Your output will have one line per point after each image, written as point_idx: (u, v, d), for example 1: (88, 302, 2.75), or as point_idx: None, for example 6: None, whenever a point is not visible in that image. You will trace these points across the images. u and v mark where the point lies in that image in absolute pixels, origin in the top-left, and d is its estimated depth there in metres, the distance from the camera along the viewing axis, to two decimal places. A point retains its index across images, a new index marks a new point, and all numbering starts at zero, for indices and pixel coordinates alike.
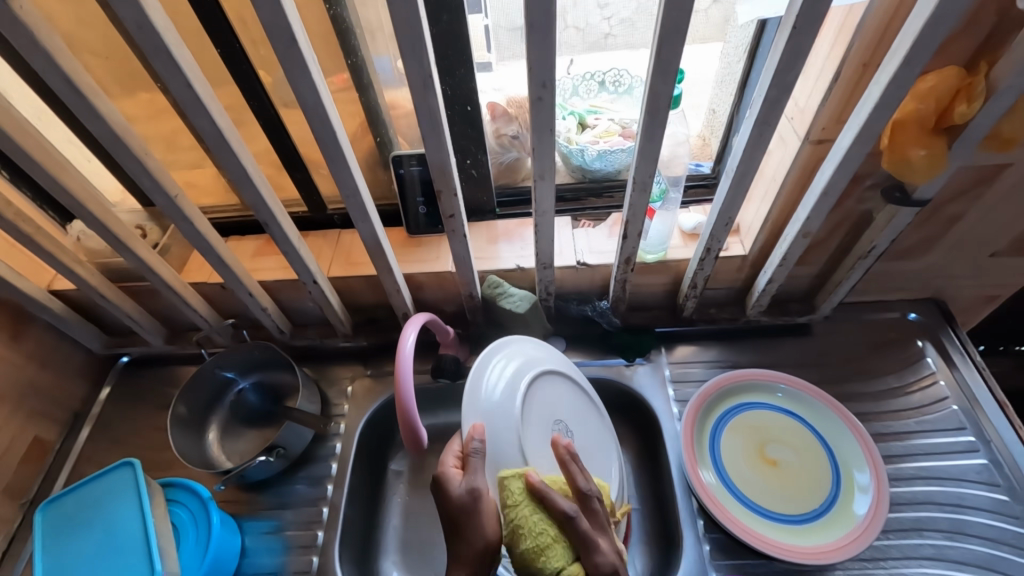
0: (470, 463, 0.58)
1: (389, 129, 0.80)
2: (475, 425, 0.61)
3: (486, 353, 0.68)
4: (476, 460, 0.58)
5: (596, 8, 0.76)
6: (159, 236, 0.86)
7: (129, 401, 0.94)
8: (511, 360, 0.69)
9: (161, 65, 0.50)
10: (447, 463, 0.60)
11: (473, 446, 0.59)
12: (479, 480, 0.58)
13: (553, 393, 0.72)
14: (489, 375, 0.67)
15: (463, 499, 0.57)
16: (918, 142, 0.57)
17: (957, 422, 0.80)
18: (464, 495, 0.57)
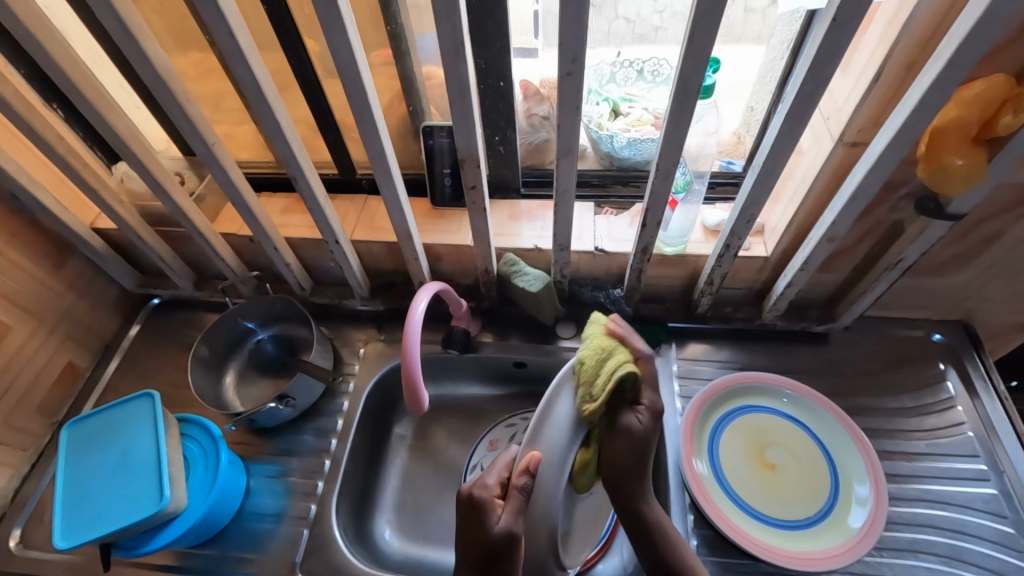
0: (511, 497, 0.61)
1: (422, 99, 0.81)
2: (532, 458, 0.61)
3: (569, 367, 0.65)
4: (518, 496, 0.61)
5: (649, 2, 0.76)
6: (196, 184, 0.90)
7: (156, 340, 0.99)
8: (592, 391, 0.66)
9: (208, 13, 0.52)
10: (488, 493, 0.62)
11: (520, 480, 0.61)
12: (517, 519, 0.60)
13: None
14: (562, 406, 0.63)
15: (497, 537, 0.59)
16: (957, 151, 0.55)
17: (971, 449, 0.78)
18: (501, 533, 0.59)
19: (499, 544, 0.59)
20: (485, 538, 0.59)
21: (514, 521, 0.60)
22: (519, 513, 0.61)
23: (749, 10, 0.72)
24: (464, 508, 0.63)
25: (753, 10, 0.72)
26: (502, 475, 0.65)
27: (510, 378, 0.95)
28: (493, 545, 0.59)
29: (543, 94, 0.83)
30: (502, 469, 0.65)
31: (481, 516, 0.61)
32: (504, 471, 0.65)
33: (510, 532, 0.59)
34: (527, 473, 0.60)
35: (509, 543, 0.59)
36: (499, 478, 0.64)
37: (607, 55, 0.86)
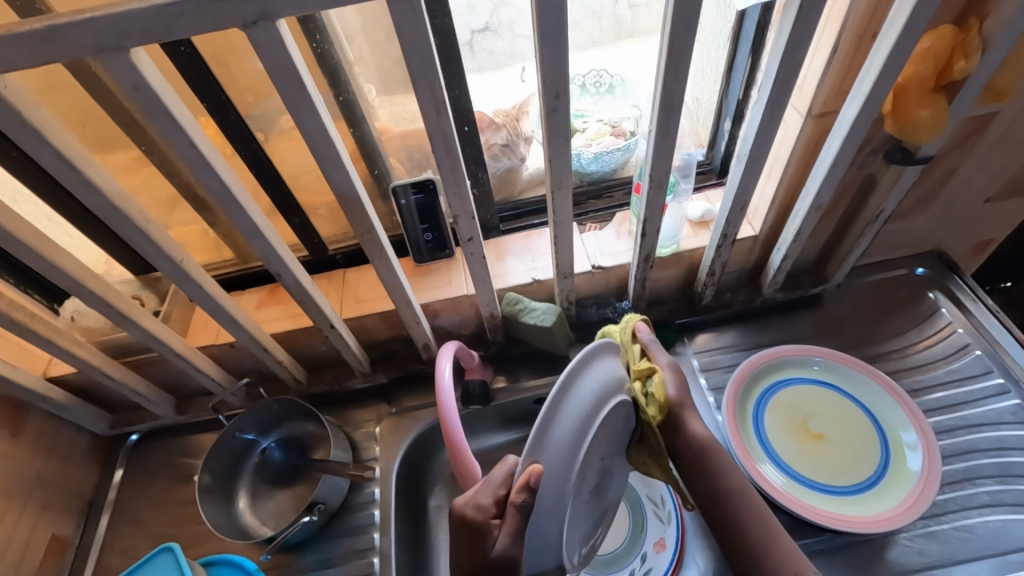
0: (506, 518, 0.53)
1: (384, 158, 0.77)
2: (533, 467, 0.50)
3: (583, 365, 0.51)
4: (514, 516, 0.52)
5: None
6: (157, 303, 0.82)
7: (145, 480, 0.88)
8: (602, 387, 0.52)
9: (162, 126, 0.48)
10: (481, 515, 0.55)
11: (518, 497, 0.50)
12: (514, 542, 0.52)
13: (619, 423, 0.57)
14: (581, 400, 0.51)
15: (493, 562, 0.52)
16: (921, 103, 0.59)
17: (984, 366, 0.81)
18: (497, 558, 0.52)
19: (497, 568, 0.52)
20: (482, 565, 0.53)
21: (511, 544, 0.52)
22: (517, 534, 0.52)
23: (633, 6, 0.74)
24: (459, 526, 0.57)
25: (636, 4, 0.74)
26: (498, 493, 0.57)
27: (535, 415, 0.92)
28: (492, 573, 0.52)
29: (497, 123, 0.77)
30: (502, 482, 0.58)
31: (477, 540, 0.54)
32: (500, 488, 0.57)
33: (506, 556, 0.52)
34: (525, 490, 0.50)
35: (508, 568, 0.52)
36: (495, 496, 0.57)
37: (512, 74, 0.77)
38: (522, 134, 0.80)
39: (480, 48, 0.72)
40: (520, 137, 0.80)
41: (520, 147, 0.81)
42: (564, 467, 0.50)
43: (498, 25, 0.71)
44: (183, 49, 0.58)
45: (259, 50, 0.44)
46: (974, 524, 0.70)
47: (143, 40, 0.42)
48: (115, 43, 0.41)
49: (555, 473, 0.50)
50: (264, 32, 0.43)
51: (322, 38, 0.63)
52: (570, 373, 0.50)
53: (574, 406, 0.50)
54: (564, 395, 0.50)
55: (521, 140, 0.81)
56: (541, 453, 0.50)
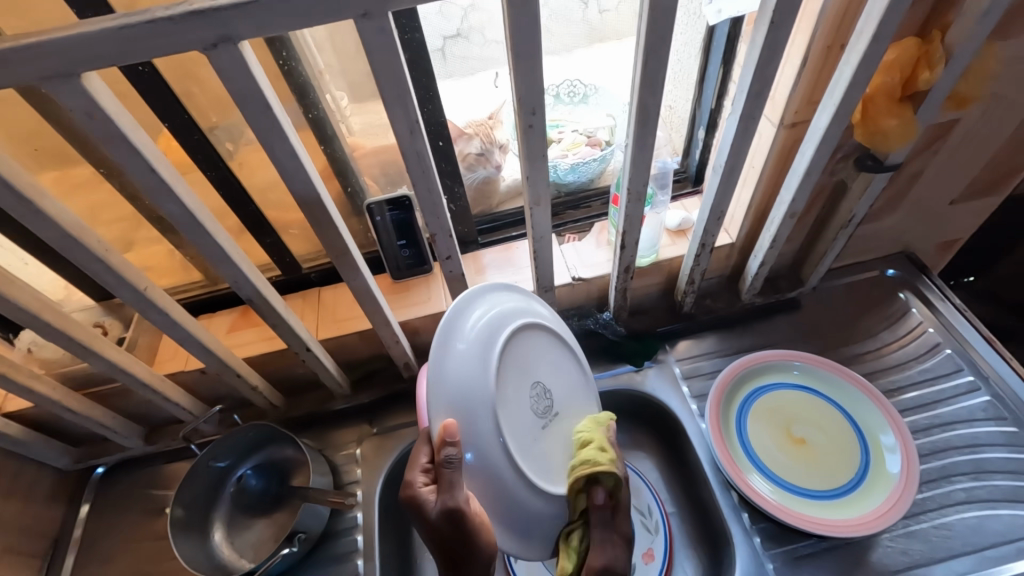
0: (440, 477, 0.52)
1: (358, 175, 0.76)
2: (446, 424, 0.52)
3: (454, 309, 0.58)
4: (448, 473, 0.52)
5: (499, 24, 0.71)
6: (121, 330, 0.77)
7: (114, 515, 0.84)
8: (479, 318, 0.59)
9: (119, 153, 0.45)
10: (415, 484, 0.54)
11: (445, 455, 0.52)
12: (455, 494, 0.52)
13: (520, 345, 0.62)
14: (464, 333, 0.57)
15: (440, 522, 0.52)
16: (888, 112, 0.60)
17: (955, 365, 0.84)
18: (442, 516, 0.52)
19: (446, 525, 0.52)
20: (433, 532, 0.52)
21: (452, 497, 0.52)
22: (454, 487, 0.52)
23: (603, 11, 0.73)
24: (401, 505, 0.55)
25: (605, 10, 0.73)
26: (424, 461, 0.55)
27: None
28: (444, 531, 0.52)
29: (467, 133, 0.76)
30: (425, 450, 0.56)
31: (419, 512, 0.53)
32: (424, 456, 0.55)
33: (450, 511, 0.51)
34: (448, 444, 0.52)
35: (456, 522, 0.52)
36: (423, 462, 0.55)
37: (486, 81, 0.77)
38: (495, 143, 0.79)
39: (452, 53, 0.70)
40: (494, 145, 0.78)
41: (494, 156, 0.79)
42: (469, 394, 0.54)
43: (470, 30, 0.69)
44: (141, 69, 0.55)
45: (222, 72, 0.42)
46: (953, 522, 0.72)
47: (96, 64, 0.40)
48: (65, 68, 0.39)
49: (464, 406, 0.54)
50: (226, 54, 0.41)
51: (289, 54, 0.61)
52: (444, 318, 0.57)
53: (458, 342, 0.57)
54: (445, 335, 0.57)
55: (495, 149, 0.79)
56: (446, 389, 0.54)
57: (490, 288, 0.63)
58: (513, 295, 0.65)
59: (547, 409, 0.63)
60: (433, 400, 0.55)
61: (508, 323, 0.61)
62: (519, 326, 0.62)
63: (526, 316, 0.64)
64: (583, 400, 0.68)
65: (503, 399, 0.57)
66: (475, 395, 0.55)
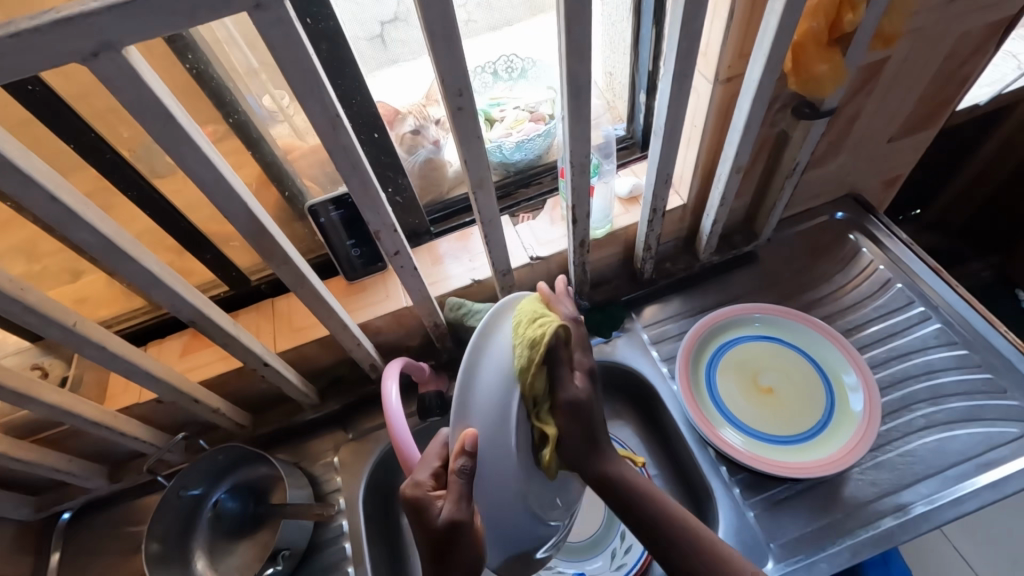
0: (451, 484, 0.50)
1: (295, 178, 0.72)
2: (465, 431, 0.50)
3: (487, 325, 0.55)
4: (459, 482, 0.50)
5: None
6: (63, 369, 0.73)
7: (87, 560, 0.81)
8: (510, 340, 0.57)
9: (12, 184, 0.41)
10: (421, 487, 0.52)
11: (459, 464, 0.50)
12: (462, 507, 0.50)
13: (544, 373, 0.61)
14: (498, 357, 0.55)
15: (441, 530, 0.50)
16: (818, 57, 0.60)
17: (906, 298, 0.87)
18: (445, 526, 0.50)
19: (446, 536, 0.50)
20: (432, 539, 0.50)
21: (458, 509, 0.50)
22: (463, 499, 0.51)
23: None
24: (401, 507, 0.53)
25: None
26: (436, 465, 0.53)
27: None
28: (446, 541, 0.50)
29: (404, 113, 0.75)
30: (437, 454, 0.54)
31: (421, 517, 0.51)
32: (437, 459, 0.54)
33: (453, 521, 0.50)
34: (465, 454, 0.50)
35: (457, 534, 0.50)
36: (434, 466, 0.53)
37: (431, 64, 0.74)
38: (430, 118, 0.78)
39: (393, 38, 0.68)
40: (429, 121, 0.77)
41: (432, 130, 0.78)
42: (499, 422, 0.53)
43: (407, 13, 0.65)
44: (30, 88, 0.51)
45: (110, 84, 0.38)
46: (916, 448, 0.75)
47: None
48: None
49: (490, 427, 0.52)
50: (110, 64, 0.37)
51: (196, 57, 0.56)
52: (477, 334, 0.54)
53: (492, 362, 0.54)
54: (476, 353, 0.54)
55: (430, 124, 0.78)
56: (474, 410, 0.52)
57: (520, 307, 0.60)
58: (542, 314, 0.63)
59: None
60: (456, 418, 0.52)
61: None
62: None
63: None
64: None
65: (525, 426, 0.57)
66: (503, 419, 0.53)
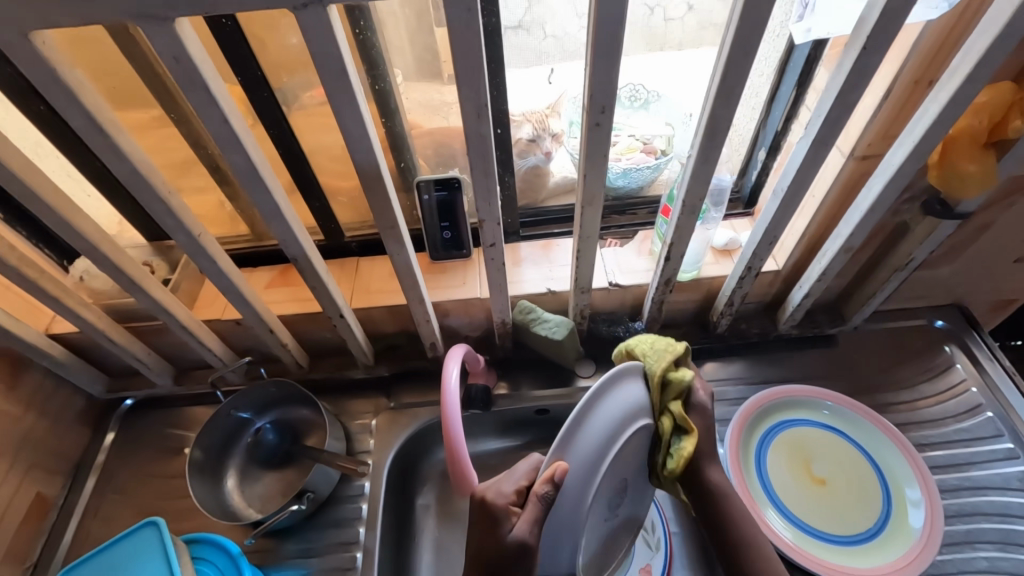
0: (528, 506, 0.54)
1: (412, 153, 0.76)
2: (557, 464, 0.53)
3: (608, 379, 0.54)
4: (537, 505, 0.53)
5: (574, 15, 0.68)
6: (168, 271, 0.81)
7: (136, 448, 0.88)
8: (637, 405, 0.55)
9: (198, 100, 0.47)
10: (502, 500, 0.57)
11: (541, 490, 0.53)
12: (532, 528, 0.53)
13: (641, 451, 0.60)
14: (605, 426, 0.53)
15: (510, 546, 0.53)
16: (969, 157, 0.58)
17: (994, 429, 0.79)
18: (513, 542, 0.53)
19: (512, 552, 0.53)
20: (496, 547, 0.54)
21: (529, 531, 0.53)
22: (536, 524, 0.53)
23: (668, 19, 0.71)
24: (475, 508, 0.58)
25: (671, 18, 0.71)
26: (522, 482, 0.58)
27: (532, 424, 0.89)
28: (508, 555, 0.53)
29: (519, 120, 0.75)
30: (526, 474, 0.59)
31: (493, 523, 0.56)
32: (523, 478, 0.59)
33: (523, 541, 0.53)
34: (550, 483, 0.52)
35: (523, 554, 0.53)
36: (518, 484, 0.58)
37: (539, 75, 0.74)
38: (549, 131, 0.77)
39: (513, 45, 0.68)
40: (548, 134, 0.77)
41: (548, 143, 0.78)
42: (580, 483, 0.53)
43: (531, 23, 0.67)
44: (224, 21, 0.57)
45: (306, 34, 0.43)
46: None
47: (189, 11, 0.41)
48: (160, 12, 0.40)
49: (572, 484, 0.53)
50: (312, 17, 0.42)
51: (366, 24, 0.61)
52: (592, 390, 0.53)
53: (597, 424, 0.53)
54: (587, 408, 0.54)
55: (547, 137, 0.77)
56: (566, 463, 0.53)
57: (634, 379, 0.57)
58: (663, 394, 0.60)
59: (618, 504, 0.62)
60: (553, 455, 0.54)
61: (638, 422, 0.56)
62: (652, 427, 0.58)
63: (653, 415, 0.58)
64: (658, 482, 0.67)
65: (600, 495, 0.57)
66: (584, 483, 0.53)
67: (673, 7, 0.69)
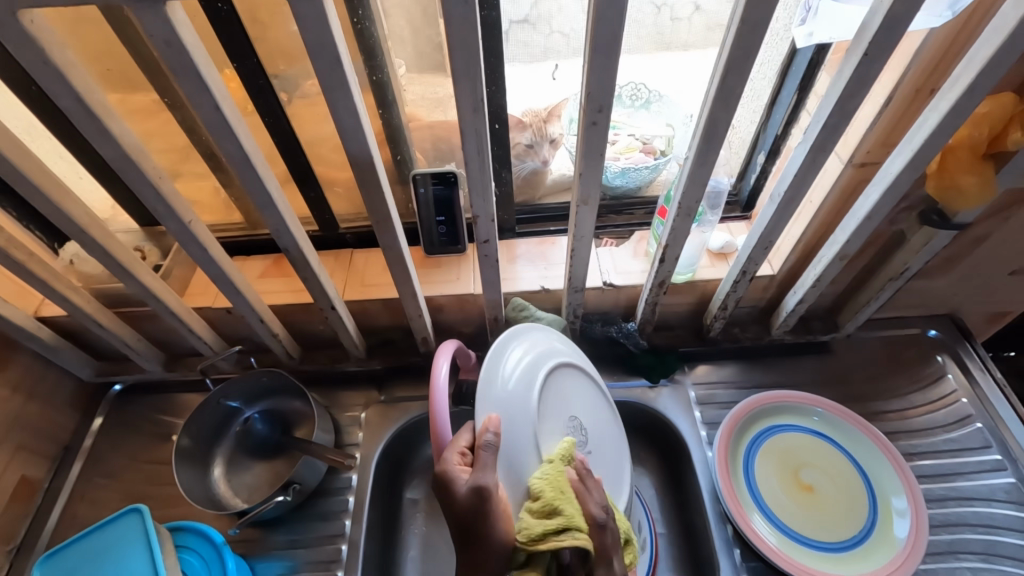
0: (477, 457, 0.53)
1: (409, 146, 0.75)
2: (489, 417, 0.56)
3: (500, 342, 0.64)
4: (486, 453, 0.53)
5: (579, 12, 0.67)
6: (159, 257, 0.80)
7: (123, 433, 0.87)
8: (525, 351, 0.64)
9: (190, 86, 0.46)
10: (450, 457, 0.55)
11: (485, 438, 0.54)
12: (487, 476, 0.52)
13: (563, 385, 0.67)
14: (510, 364, 0.62)
15: (466, 500, 0.51)
16: (969, 170, 0.58)
17: (983, 440, 0.80)
18: (468, 494, 0.51)
19: (469, 502, 0.51)
20: (456, 508, 0.52)
21: (483, 476, 0.52)
22: (489, 469, 0.52)
23: (676, 18, 0.69)
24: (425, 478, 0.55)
25: (679, 18, 0.69)
26: (464, 445, 0.56)
27: None
28: (468, 509, 0.51)
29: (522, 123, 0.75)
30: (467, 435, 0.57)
31: (444, 488, 0.53)
32: (465, 441, 0.56)
33: (477, 488, 0.51)
34: (491, 428, 0.54)
35: (482, 499, 0.51)
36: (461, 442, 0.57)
37: (543, 71, 0.74)
38: (547, 136, 0.77)
39: (515, 40, 0.67)
40: (546, 141, 0.77)
41: (544, 151, 0.78)
42: (514, 408, 0.59)
43: (538, 18, 0.66)
44: (220, 5, 0.56)
45: (301, 22, 0.42)
46: None
47: None
48: None
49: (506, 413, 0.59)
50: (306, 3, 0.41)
51: (365, 14, 0.61)
52: (494, 345, 0.63)
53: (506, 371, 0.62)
54: (494, 358, 0.62)
55: (545, 143, 0.77)
56: (492, 401, 0.59)
57: (528, 332, 0.68)
58: (557, 338, 0.70)
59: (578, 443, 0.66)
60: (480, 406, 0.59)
61: (544, 360, 0.65)
62: (559, 362, 0.67)
63: (557, 355, 0.68)
64: (607, 426, 0.71)
65: (543, 428, 0.61)
66: (519, 409, 0.59)
67: (680, 7, 0.68)
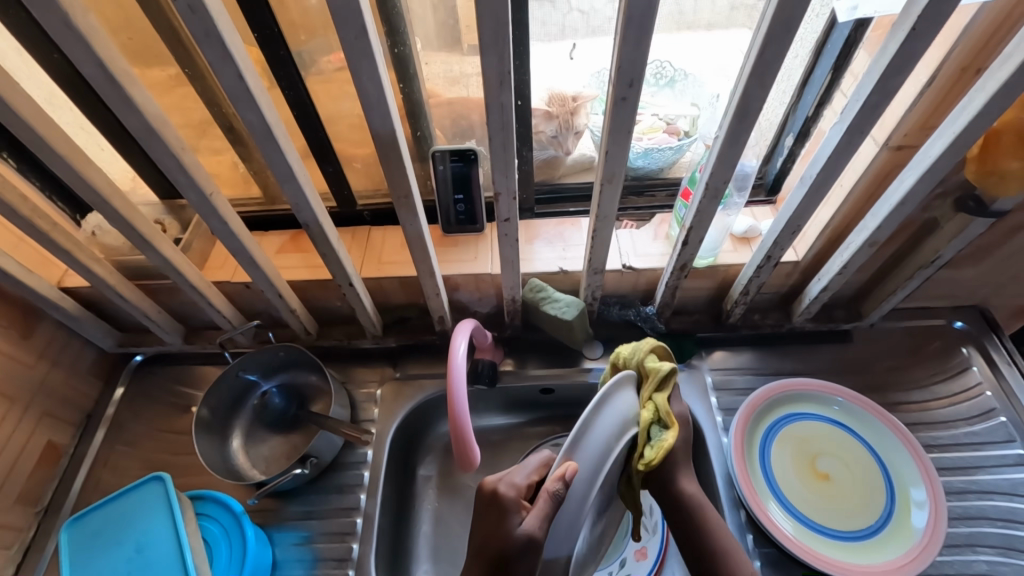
0: (539, 500, 0.54)
1: (429, 122, 0.74)
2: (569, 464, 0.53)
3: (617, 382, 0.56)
4: (546, 501, 0.54)
5: None
6: (179, 231, 0.81)
7: (144, 403, 0.89)
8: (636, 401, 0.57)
9: (214, 55, 0.45)
10: (514, 493, 0.58)
11: (552, 486, 0.53)
12: (539, 521, 0.54)
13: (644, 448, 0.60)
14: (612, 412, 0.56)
15: (517, 540, 0.54)
16: (1013, 154, 0.56)
17: (1006, 434, 0.78)
18: (521, 536, 0.54)
19: (518, 545, 0.53)
20: (503, 538, 0.54)
21: (538, 527, 0.54)
22: (547, 520, 0.54)
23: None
24: (484, 498, 0.59)
25: None
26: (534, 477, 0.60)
27: (537, 404, 0.89)
28: (512, 545, 0.54)
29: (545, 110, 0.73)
30: (536, 470, 0.61)
31: (501, 514, 0.57)
32: (534, 473, 0.61)
33: (530, 536, 0.53)
34: (562, 481, 0.53)
35: (529, 549, 0.53)
36: (528, 479, 0.60)
37: (561, 50, 0.71)
38: (573, 129, 0.76)
39: (535, 18, 0.65)
40: (571, 132, 0.77)
41: (568, 141, 0.78)
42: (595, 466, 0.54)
43: None
44: None
45: None
46: None
47: None
48: None
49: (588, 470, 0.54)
50: None
51: None
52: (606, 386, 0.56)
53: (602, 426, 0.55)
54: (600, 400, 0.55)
55: (570, 135, 0.77)
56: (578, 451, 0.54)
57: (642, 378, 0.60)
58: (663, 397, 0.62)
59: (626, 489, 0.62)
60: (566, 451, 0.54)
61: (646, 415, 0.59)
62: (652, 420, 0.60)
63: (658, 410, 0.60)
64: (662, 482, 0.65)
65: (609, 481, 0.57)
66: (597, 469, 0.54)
67: None
